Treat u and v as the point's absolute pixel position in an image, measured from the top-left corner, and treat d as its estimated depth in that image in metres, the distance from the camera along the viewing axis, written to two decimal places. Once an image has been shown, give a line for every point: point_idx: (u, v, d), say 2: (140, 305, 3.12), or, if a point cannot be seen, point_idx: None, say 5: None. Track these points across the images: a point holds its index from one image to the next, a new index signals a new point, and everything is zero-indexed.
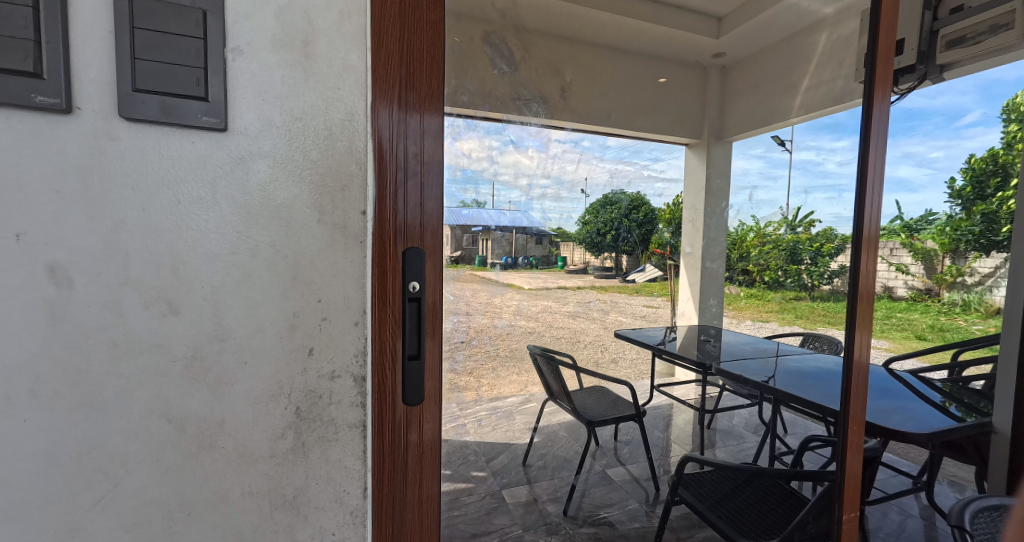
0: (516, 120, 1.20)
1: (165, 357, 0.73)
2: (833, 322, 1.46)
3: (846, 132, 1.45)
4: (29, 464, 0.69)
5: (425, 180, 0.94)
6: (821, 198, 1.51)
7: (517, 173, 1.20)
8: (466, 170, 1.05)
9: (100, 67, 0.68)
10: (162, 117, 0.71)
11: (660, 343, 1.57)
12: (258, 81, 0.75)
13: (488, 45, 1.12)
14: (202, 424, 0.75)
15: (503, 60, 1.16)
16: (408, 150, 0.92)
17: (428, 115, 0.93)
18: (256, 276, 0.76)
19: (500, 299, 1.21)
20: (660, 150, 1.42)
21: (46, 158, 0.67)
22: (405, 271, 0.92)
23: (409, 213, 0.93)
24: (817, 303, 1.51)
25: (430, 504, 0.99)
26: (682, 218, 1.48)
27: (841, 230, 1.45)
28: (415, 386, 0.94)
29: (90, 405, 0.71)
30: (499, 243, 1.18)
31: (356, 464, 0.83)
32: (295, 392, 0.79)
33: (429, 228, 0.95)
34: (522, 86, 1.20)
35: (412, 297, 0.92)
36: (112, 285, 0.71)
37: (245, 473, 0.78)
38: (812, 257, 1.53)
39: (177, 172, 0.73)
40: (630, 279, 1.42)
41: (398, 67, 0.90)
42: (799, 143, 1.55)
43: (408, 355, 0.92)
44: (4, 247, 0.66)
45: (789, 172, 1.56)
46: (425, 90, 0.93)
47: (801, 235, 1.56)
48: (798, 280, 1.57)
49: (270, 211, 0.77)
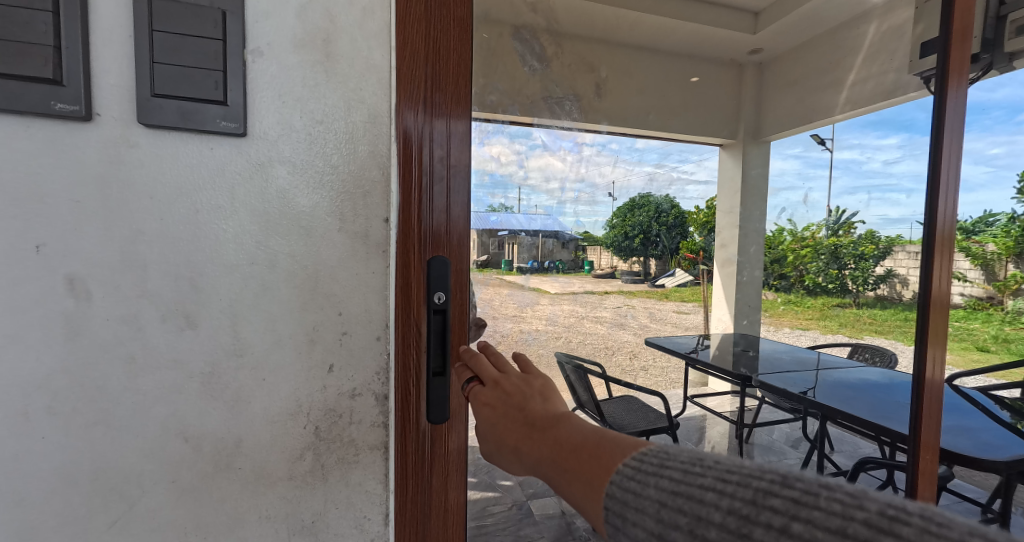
0: (547, 123, 1.13)
1: (182, 373, 0.70)
2: (884, 329, 1.44)
3: (895, 129, 1.43)
4: (46, 483, 0.67)
5: (451, 185, 0.87)
6: (866, 199, 1.47)
7: (546, 176, 1.14)
8: (494, 174, 1.03)
9: (119, 73, 0.65)
10: (180, 123, 0.67)
11: (693, 351, 1.47)
12: (277, 83, 0.71)
13: (518, 41, 1.06)
14: (219, 443, 0.72)
15: (534, 55, 1.09)
16: (434, 153, 0.85)
17: (452, 119, 0.87)
18: (274, 289, 0.72)
19: (528, 310, 1.15)
20: (694, 152, 1.34)
21: (63, 166, 0.64)
22: (429, 280, 0.84)
23: (435, 219, 0.85)
24: (863, 309, 1.47)
25: (456, 513, 0.90)
26: (714, 222, 1.40)
27: (886, 232, 1.44)
28: (440, 403, 0.84)
29: (106, 423, 0.68)
30: (527, 247, 1.12)
31: (377, 489, 0.79)
32: (315, 411, 0.75)
33: (455, 236, 0.87)
34: (553, 84, 1.12)
35: (437, 309, 0.84)
36: (130, 298, 0.68)
37: (262, 495, 0.74)
38: (856, 261, 1.48)
39: (195, 180, 0.69)
40: (660, 284, 1.32)
41: (423, 66, 0.83)
42: (841, 142, 1.47)
43: (432, 371, 0.84)
44: (24, 259, 0.64)
45: (831, 173, 1.47)
46: (452, 91, 0.86)
47: (844, 238, 1.47)
48: (840, 283, 1.48)
49: (290, 219, 0.73)
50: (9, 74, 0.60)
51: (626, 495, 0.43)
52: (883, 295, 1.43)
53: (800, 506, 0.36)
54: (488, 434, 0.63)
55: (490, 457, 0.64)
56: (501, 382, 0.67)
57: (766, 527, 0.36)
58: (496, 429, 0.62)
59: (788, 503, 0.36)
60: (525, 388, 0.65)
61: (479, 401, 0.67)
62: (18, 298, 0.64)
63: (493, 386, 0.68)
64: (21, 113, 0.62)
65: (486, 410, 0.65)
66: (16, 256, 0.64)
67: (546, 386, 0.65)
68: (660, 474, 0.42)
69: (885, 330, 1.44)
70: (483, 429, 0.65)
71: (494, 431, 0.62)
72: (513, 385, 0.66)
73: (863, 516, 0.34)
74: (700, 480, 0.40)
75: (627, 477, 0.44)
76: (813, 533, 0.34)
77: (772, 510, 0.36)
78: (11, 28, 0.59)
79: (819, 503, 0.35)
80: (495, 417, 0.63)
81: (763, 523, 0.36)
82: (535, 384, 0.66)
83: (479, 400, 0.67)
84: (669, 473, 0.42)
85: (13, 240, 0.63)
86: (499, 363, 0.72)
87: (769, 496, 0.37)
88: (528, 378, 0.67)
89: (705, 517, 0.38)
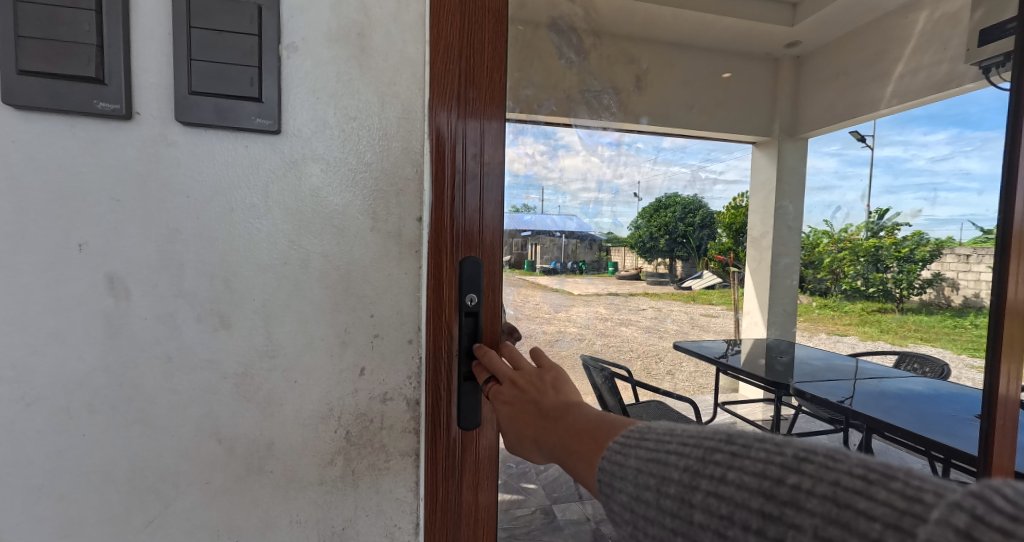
0: (585, 122, 1.10)
1: (216, 374, 0.68)
2: (930, 335, 1.33)
3: (943, 124, 1.32)
4: (84, 482, 0.65)
5: (484, 183, 0.83)
6: (912, 198, 1.32)
7: (583, 177, 1.12)
8: (526, 173, 0.99)
9: (158, 70, 0.64)
10: (216, 120, 0.65)
11: (723, 356, 1.41)
12: (312, 79, 0.69)
13: (554, 32, 1.04)
14: (251, 446, 0.70)
15: (572, 49, 1.07)
16: (467, 151, 0.81)
17: (486, 119, 0.83)
18: (306, 289, 0.70)
19: (562, 313, 1.12)
20: (721, 149, 1.24)
21: (104, 163, 0.63)
22: (461, 282, 0.81)
23: (468, 219, 0.82)
24: (909, 318, 1.33)
25: (486, 516, 0.86)
26: (746, 223, 1.28)
27: (933, 234, 1.30)
28: (472, 410, 0.81)
29: (143, 423, 0.66)
30: (562, 248, 1.09)
31: (408, 496, 0.76)
32: (346, 415, 0.73)
33: (488, 235, 0.84)
34: (591, 77, 1.10)
35: (469, 311, 0.81)
36: (167, 297, 0.66)
37: (293, 499, 0.71)
38: (900, 264, 1.33)
39: (230, 178, 0.67)
40: (685, 287, 1.25)
41: (457, 61, 0.80)
42: (883, 138, 1.33)
43: (463, 375, 0.79)
44: (68, 257, 0.63)
45: (871, 170, 1.32)
46: (485, 84, 0.82)
47: (886, 240, 1.32)
48: (884, 289, 1.34)
49: (322, 218, 0.71)
50: (53, 73, 0.59)
51: (613, 467, 0.47)
52: (929, 300, 1.31)
53: (736, 457, 0.40)
54: (507, 428, 0.66)
55: (513, 450, 0.67)
56: (518, 379, 0.69)
57: (708, 478, 0.40)
58: (515, 423, 0.64)
59: (728, 456, 0.40)
60: (539, 382, 0.66)
61: (500, 400, 0.69)
62: (62, 296, 0.63)
63: (510, 385, 0.69)
64: (65, 111, 0.61)
65: (505, 409, 0.67)
66: (58, 254, 0.63)
67: (558, 378, 0.66)
68: (639, 445, 0.46)
69: (933, 336, 1.33)
70: (504, 426, 0.66)
71: (512, 425, 0.65)
72: (528, 380, 0.68)
73: (781, 460, 0.38)
74: (666, 445, 0.44)
75: (614, 452, 0.48)
76: (742, 478, 0.38)
77: (715, 463, 0.40)
78: (56, 27, 0.58)
79: (749, 452, 0.40)
80: (512, 413, 0.65)
81: (708, 475, 0.40)
82: (547, 377, 0.67)
83: (499, 399, 0.69)
84: (645, 443, 0.46)
85: (56, 238, 0.62)
86: (513, 359, 0.73)
87: (715, 452, 0.41)
88: (541, 372, 0.68)
89: (665, 477, 0.42)
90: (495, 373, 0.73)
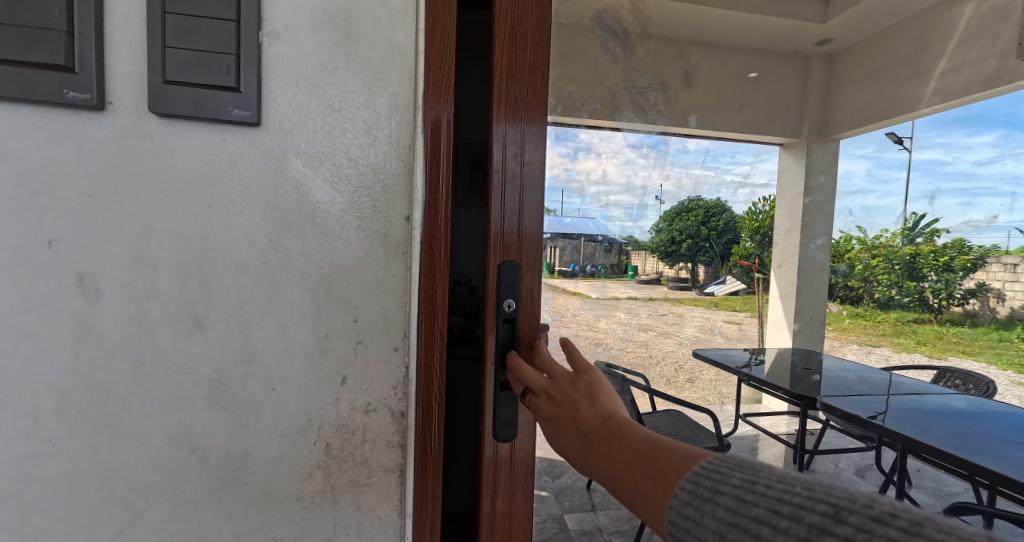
0: (633, 121, 1.10)
1: (189, 380, 0.64)
2: (971, 350, 1.17)
3: (987, 126, 1.21)
4: (51, 491, 0.61)
5: (525, 184, 0.79)
6: (953, 203, 1.17)
7: (628, 176, 1.08)
8: (569, 173, 0.94)
9: (133, 59, 0.60)
10: (192, 111, 0.61)
11: (745, 366, 1.34)
12: (295, 68, 0.65)
13: (599, 25, 1.04)
14: (225, 456, 0.65)
15: (617, 43, 1.09)
16: (507, 150, 0.78)
17: (529, 119, 0.78)
18: (286, 292, 0.66)
19: (602, 321, 1.07)
20: (747, 152, 1.19)
21: (77, 156, 0.60)
22: (499, 287, 0.77)
23: (505, 222, 0.78)
24: (947, 329, 1.18)
25: (522, 519, 0.82)
26: (764, 226, 1.20)
27: (976, 242, 1.14)
28: (507, 420, 0.78)
29: (114, 429, 0.62)
30: (602, 253, 0.99)
31: (392, 516, 0.71)
32: (326, 426, 0.68)
33: (527, 240, 0.80)
34: (636, 72, 1.11)
35: (506, 318, 0.77)
36: (138, 297, 0.62)
37: (268, 515, 0.67)
38: (937, 274, 1.18)
39: (207, 173, 0.63)
40: (708, 293, 1.15)
41: (499, 57, 0.77)
42: (921, 141, 1.21)
43: (500, 384, 0.76)
44: (37, 254, 0.59)
45: (907, 174, 1.20)
46: (528, 83, 0.78)
47: (924, 247, 1.17)
48: (921, 301, 1.18)
49: (305, 215, 0.66)
50: (22, 61, 0.56)
51: (688, 524, 0.40)
52: (971, 312, 1.16)
53: None
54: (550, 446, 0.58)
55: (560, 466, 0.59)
56: (550, 390, 0.61)
57: None
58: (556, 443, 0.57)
59: None
60: (571, 391, 0.58)
61: (536, 414, 0.61)
62: (30, 294, 0.60)
63: (545, 397, 0.61)
64: (36, 102, 0.58)
65: (544, 425, 0.60)
66: (28, 250, 0.59)
67: (593, 384, 0.58)
68: (715, 501, 0.39)
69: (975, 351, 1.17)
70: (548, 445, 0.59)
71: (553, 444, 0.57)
72: (562, 391, 0.59)
73: None
74: (753, 509, 0.37)
75: (684, 503, 0.40)
76: None
77: None
78: (24, 12, 0.55)
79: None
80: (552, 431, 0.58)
81: None
82: (580, 382, 0.59)
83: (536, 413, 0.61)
84: (723, 500, 0.39)
85: (27, 234, 0.59)
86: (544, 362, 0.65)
87: (824, 534, 0.34)
88: (574, 378, 0.59)
89: None
90: (528, 384, 0.65)
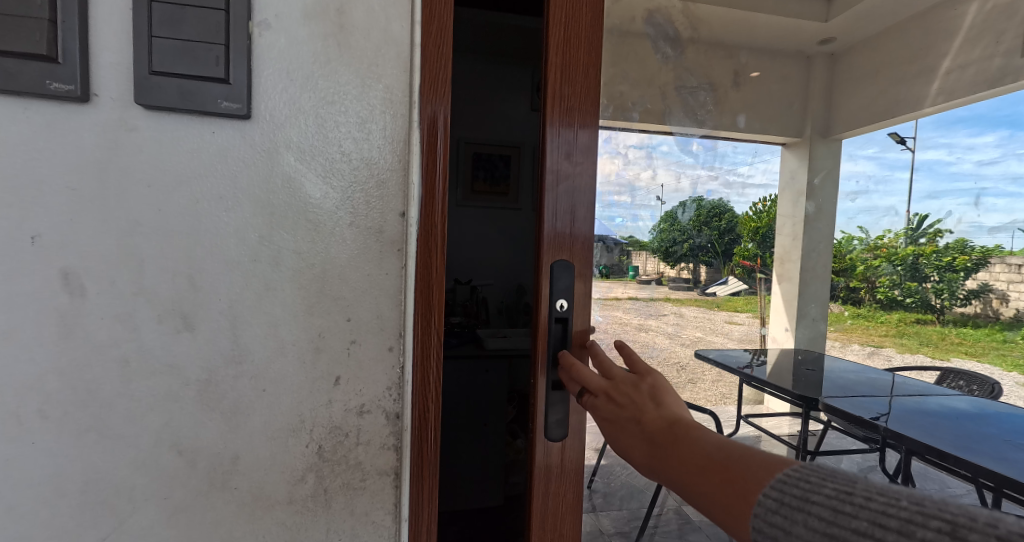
0: (684, 127, 1.19)
1: (178, 380, 0.62)
2: (973, 349, 1.20)
3: (991, 126, 1.23)
4: (32, 495, 0.59)
5: (577, 185, 0.81)
6: (955, 203, 1.18)
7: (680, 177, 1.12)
8: (621, 173, 0.97)
9: (119, 48, 0.58)
10: (181, 103, 0.59)
11: (747, 367, 1.35)
12: (286, 59, 0.63)
13: (649, 24, 1.17)
14: (214, 459, 0.64)
15: (667, 43, 1.25)
16: (559, 151, 0.79)
17: (580, 123, 0.80)
18: (277, 289, 0.64)
19: (651, 321, 1.11)
20: (750, 153, 1.23)
21: (61, 149, 0.58)
22: (552, 288, 0.79)
23: (558, 223, 0.80)
24: (950, 330, 1.19)
25: (573, 518, 0.82)
26: (763, 227, 1.23)
27: (979, 242, 1.17)
28: (560, 420, 0.80)
29: (99, 431, 0.61)
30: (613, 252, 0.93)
31: (386, 520, 0.69)
32: (318, 428, 0.66)
33: (579, 239, 0.81)
34: (681, 73, 1.31)
35: (559, 317, 0.78)
36: (125, 295, 0.60)
37: (259, 520, 0.65)
38: (940, 274, 1.19)
39: (194, 166, 0.61)
40: (709, 293, 1.16)
41: (554, 55, 0.78)
42: (924, 141, 1.22)
43: (552, 383, 0.78)
44: (19, 250, 0.58)
45: (911, 174, 1.20)
46: (580, 83, 0.79)
47: (925, 248, 1.20)
48: (924, 301, 1.19)
49: (295, 212, 0.64)
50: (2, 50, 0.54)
51: (775, 532, 0.37)
52: (974, 313, 1.18)
53: None
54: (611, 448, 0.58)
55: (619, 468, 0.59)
56: (611, 391, 0.61)
57: None
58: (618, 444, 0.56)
59: None
60: (634, 393, 0.58)
61: (596, 415, 0.62)
62: (12, 292, 0.58)
63: (605, 398, 0.61)
64: (17, 92, 0.56)
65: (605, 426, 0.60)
66: (9, 246, 0.57)
67: (658, 387, 0.57)
68: (808, 510, 0.35)
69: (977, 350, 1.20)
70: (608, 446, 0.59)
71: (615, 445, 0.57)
72: (624, 393, 0.59)
73: None
74: (851, 521, 0.33)
75: (770, 511, 0.37)
76: None
77: None
78: None
79: None
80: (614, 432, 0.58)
81: None
82: (643, 385, 0.59)
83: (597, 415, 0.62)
84: (816, 509, 0.35)
85: (8, 229, 0.57)
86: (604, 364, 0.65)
87: None
88: (637, 381, 0.59)
89: None
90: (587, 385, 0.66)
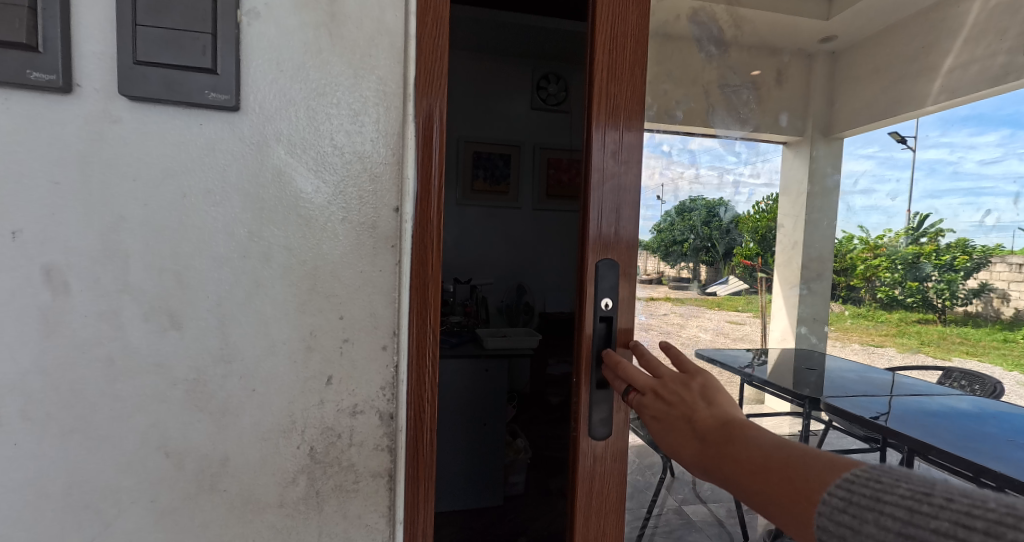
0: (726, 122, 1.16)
1: (164, 380, 0.60)
2: (975, 349, 1.21)
3: (993, 125, 1.19)
4: (14, 498, 0.58)
5: (623, 183, 0.84)
6: (957, 203, 1.19)
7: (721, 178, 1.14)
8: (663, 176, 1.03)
9: (103, 36, 0.56)
10: (165, 93, 0.57)
11: (749, 367, 1.25)
12: (275, 49, 0.61)
13: (695, 22, 1.10)
14: (203, 461, 0.62)
15: (712, 40, 1.14)
16: (605, 147, 0.82)
17: (625, 125, 0.84)
18: (267, 286, 0.62)
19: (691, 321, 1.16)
20: (753, 150, 1.17)
21: (42, 141, 0.56)
22: (598, 287, 0.83)
23: (606, 224, 0.83)
24: (950, 329, 1.22)
25: (615, 515, 0.86)
26: (765, 226, 1.19)
27: (979, 242, 1.19)
28: (604, 418, 0.83)
29: (83, 432, 0.59)
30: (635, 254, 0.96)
31: (380, 523, 0.67)
32: (310, 429, 0.65)
33: (624, 239, 0.84)
34: (729, 71, 1.17)
35: (603, 316, 0.83)
36: (110, 292, 0.59)
37: (249, 523, 0.63)
38: (940, 274, 1.21)
39: (180, 159, 0.60)
40: (710, 293, 1.16)
41: (601, 55, 0.82)
42: (924, 140, 1.21)
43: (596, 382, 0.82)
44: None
45: (912, 174, 1.20)
46: (626, 86, 0.83)
47: (926, 247, 1.21)
48: (925, 301, 1.21)
49: (286, 206, 0.63)
50: None
51: (843, 533, 0.34)
52: (975, 312, 1.21)
53: None
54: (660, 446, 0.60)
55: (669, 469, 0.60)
56: (661, 390, 0.64)
57: None
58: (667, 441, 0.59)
59: None
60: (684, 392, 0.61)
61: (648, 414, 0.64)
62: None
63: (654, 396, 0.64)
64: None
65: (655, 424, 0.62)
66: None
67: (708, 387, 0.59)
68: (880, 508, 0.32)
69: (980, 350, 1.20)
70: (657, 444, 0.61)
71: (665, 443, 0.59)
72: (674, 392, 0.62)
73: None
74: (932, 521, 0.30)
75: (838, 510, 0.35)
76: None
77: None
78: None
79: None
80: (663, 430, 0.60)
81: None
82: (693, 385, 0.61)
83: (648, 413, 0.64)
84: (889, 508, 0.32)
85: None
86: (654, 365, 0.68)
87: None
88: (687, 381, 0.62)
89: None
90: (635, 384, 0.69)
